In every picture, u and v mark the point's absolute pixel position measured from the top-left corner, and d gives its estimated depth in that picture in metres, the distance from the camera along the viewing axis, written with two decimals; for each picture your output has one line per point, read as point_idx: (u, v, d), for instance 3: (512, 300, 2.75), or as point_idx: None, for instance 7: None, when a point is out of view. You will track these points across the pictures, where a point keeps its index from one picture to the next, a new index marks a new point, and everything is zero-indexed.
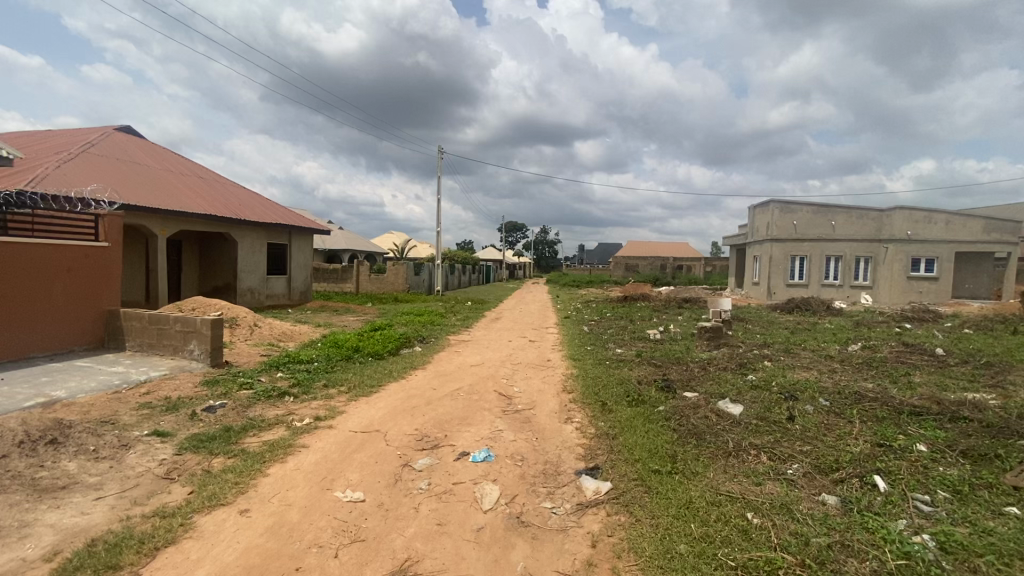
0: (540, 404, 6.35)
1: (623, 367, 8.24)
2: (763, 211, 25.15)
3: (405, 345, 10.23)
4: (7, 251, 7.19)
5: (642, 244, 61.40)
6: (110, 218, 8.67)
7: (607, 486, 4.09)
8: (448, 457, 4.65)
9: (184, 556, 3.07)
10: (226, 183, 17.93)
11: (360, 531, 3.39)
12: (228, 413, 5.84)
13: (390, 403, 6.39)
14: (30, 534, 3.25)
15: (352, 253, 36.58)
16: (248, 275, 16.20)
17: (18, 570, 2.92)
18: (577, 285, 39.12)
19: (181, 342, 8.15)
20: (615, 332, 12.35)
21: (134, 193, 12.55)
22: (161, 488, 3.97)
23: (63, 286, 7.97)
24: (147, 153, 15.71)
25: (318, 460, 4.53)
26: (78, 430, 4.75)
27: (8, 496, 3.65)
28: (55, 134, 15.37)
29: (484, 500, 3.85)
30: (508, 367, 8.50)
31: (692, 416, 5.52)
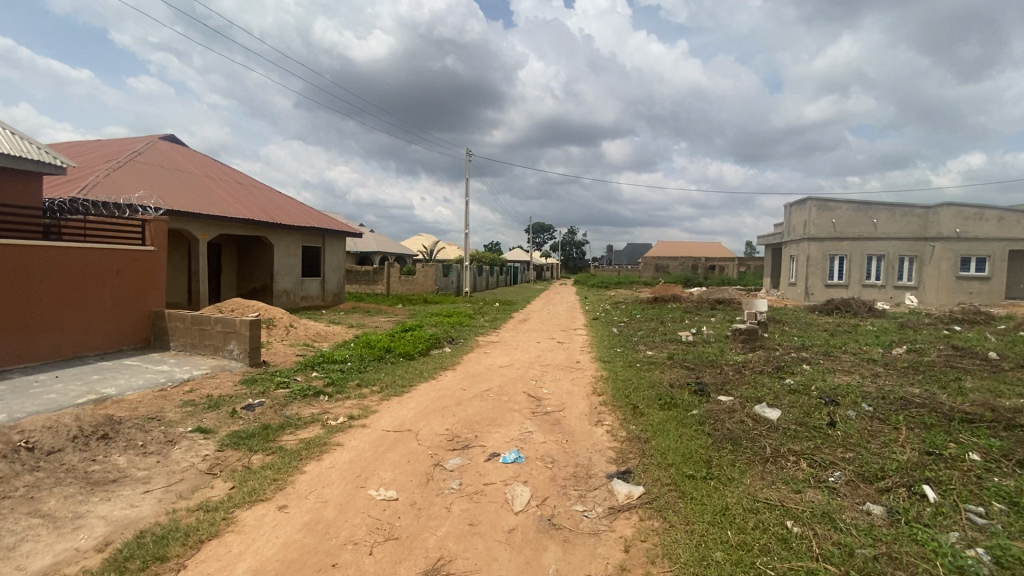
0: (570, 406, 6.32)
1: (654, 369, 8.12)
2: (800, 210, 24.37)
3: (435, 346, 10.34)
4: (63, 255, 7.64)
5: (672, 244, 60.38)
6: (155, 224, 9.11)
7: (640, 490, 4.03)
8: (479, 457, 4.67)
9: (227, 549, 3.18)
10: (263, 188, 18.53)
11: (393, 529, 3.43)
12: (266, 411, 6.02)
13: (421, 402, 6.47)
14: (84, 525, 3.42)
15: (382, 256, 37.29)
16: (284, 277, 16.68)
17: (73, 559, 3.08)
18: (605, 286, 38.84)
19: (222, 342, 8.45)
20: (646, 334, 12.18)
21: (177, 198, 13.08)
22: (204, 483, 4.12)
23: (113, 288, 8.40)
24: (190, 161, 16.38)
25: (353, 459, 4.62)
26: (127, 426, 4.98)
27: (64, 488, 3.85)
28: (105, 143, 16.20)
29: (515, 501, 3.84)
30: (537, 369, 8.49)
31: (727, 421, 5.38)
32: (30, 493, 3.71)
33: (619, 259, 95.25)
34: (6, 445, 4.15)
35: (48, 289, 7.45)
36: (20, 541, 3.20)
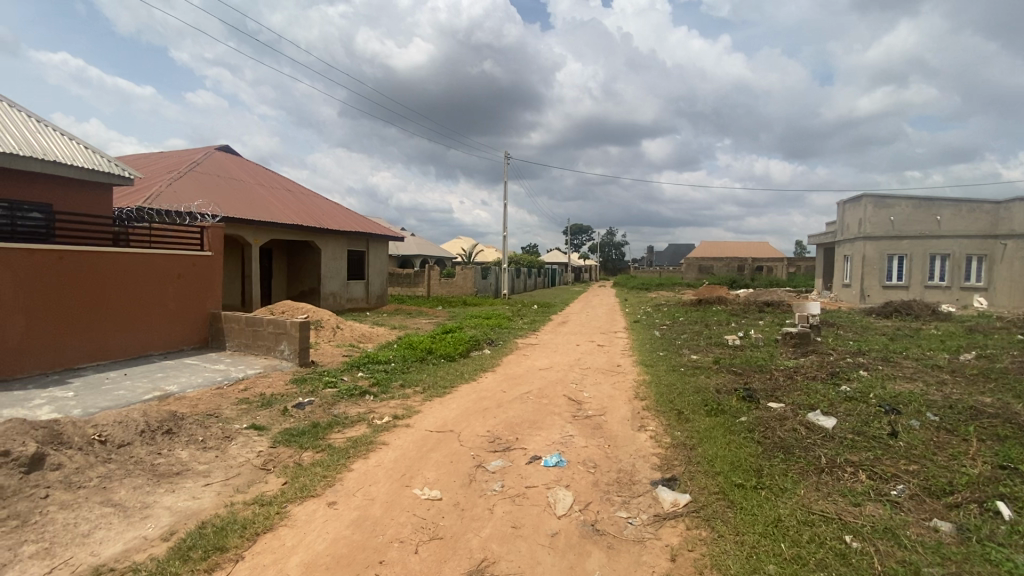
0: (612, 410, 6.23)
1: (699, 374, 7.89)
2: (854, 207, 23.11)
3: (475, 348, 10.42)
4: (131, 260, 8.17)
5: (716, 245, 58.65)
6: (213, 231, 9.61)
7: (686, 498, 3.92)
8: (520, 459, 4.68)
9: (280, 542, 3.31)
10: (310, 194, 19.26)
11: (438, 529, 3.47)
12: (315, 409, 6.24)
13: (462, 404, 6.53)
14: (151, 515, 3.64)
15: (423, 259, 38.05)
16: (331, 280, 17.25)
17: (142, 547, 3.28)
18: (646, 288, 38.15)
19: (274, 342, 8.81)
20: (689, 337, 11.86)
21: (232, 206, 13.77)
22: (258, 478, 4.30)
23: (175, 292, 8.92)
24: (244, 170, 17.22)
25: (398, 458, 4.72)
26: (188, 422, 5.27)
27: (133, 479, 4.12)
28: (167, 155, 17.23)
29: (557, 505, 3.82)
30: (577, 372, 8.41)
31: (778, 428, 5.17)
32: (103, 484, 3.98)
33: (660, 260, 93.37)
34: (82, 438, 4.47)
35: (117, 292, 7.99)
36: (94, 529, 3.44)
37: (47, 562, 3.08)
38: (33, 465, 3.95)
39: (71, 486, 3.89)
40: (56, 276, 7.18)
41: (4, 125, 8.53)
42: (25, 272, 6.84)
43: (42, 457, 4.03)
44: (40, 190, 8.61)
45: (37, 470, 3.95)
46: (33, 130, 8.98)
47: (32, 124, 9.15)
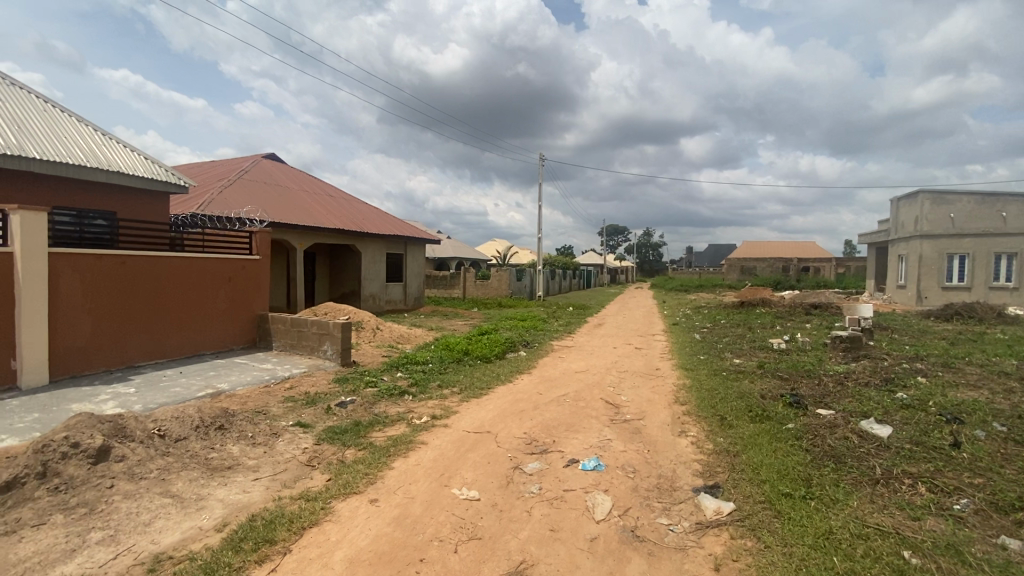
0: (651, 415, 6.11)
1: (743, 378, 7.64)
2: (909, 204, 21.96)
3: (511, 350, 10.45)
4: (187, 264, 8.63)
5: (758, 245, 56.77)
6: (260, 236, 10.11)
7: (730, 506, 3.80)
8: (558, 462, 4.65)
9: (325, 537, 3.41)
10: (351, 199, 19.82)
11: (476, 529, 3.50)
12: (357, 408, 6.40)
13: (499, 405, 6.56)
14: (205, 507, 3.83)
15: (459, 261, 38.55)
16: (370, 282, 17.68)
17: (198, 536, 3.45)
18: (685, 290, 37.31)
19: (317, 343, 9.10)
20: (732, 340, 11.50)
21: (278, 211, 14.33)
22: (304, 473, 4.45)
23: (226, 294, 9.36)
24: (288, 177, 17.90)
25: (436, 457, 4.79)
26: (239, 418, 5.52)
27: (189, 472, 4.34)
28: (218, 164, 18.10)
29: (596, 510, 3.78)
30: (614, 375, 8.31)
31: (828, 436, 4.95)
32: (162, 476, 4.21)
33: (700, 262, 90.98)
34: (143, 432, 4.74)
35: (173, 295, 8.46)
36: (155, 518, 3.64)
37: (113, 548, 3.28)
38: (100, 456, 4.20)
39: (133, 477, 4.13)
40: (119, 279, 7.65)
41: (73, 139, 9.16)
42: (92, 276, 7.31)
43: (108, 449, 4.28)
44: (106, 200, 9.20)
45: (103, 461, 4.20)
46: (99, 142, 9.60)
47: (98, 137, 9.79)
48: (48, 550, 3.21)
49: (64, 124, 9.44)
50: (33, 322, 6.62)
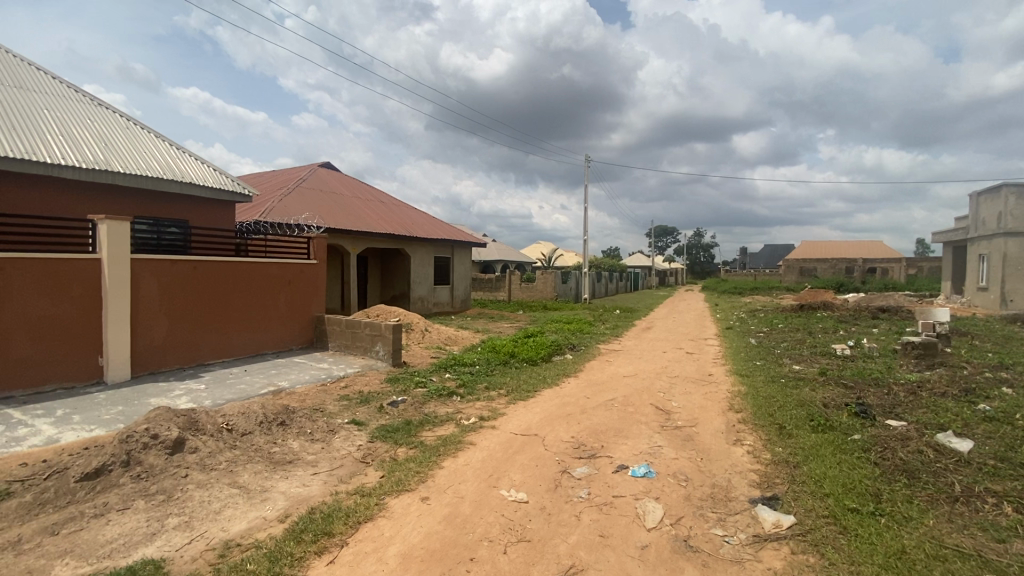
0: (703, 422, 5.91)
1: (802, 386, 7.26)
2: (991, 199, 20.24)
3: (558, 353, 10.40)
4: (251, 269, 9.15)
5: (818, 245, 53.88)
6: (317, 241, 10.58)
7: (791, 520, 3.62)
8: (607, 468, 4.59)
9: (380, 532, 3.52)
10: (401, 205, 20.39)
11: (525, 531, 3.51)
12: (407, 408, 6.57)
13: (546, 408, 6.55)
14: (269, 498, 4.04)
15: (504, 264, 38.82)
16: (419, 285, 18.11)
17: (262, 526, 3.65)
18: (739, 293, 35.90)
19: (370, 344, 9.42)
20: (790, 346, 10.96)
21: (333, 217, 14.93)
22: (359, 470, 4.62)
23: (286, 296, 9.85)
24: (343, 184, 18.65)
25: (485, 458, 4.84)
26: (298, 415, 5.79)
27: (254, 465, 4.60)
28: (278, 173, 19.06)
29: (647, 517, 3.70)
30: (663, 380, 8.11)
31: (900, 449, 4.63)
32: (230, 467, 4.49)
33: (755, 263, 87.09)
34: (213, 425, 5.06)
35: (238, 297, 8.98)
36: (224, 507, 3.88)
37: (188, 534, 3.52)
38: (176, 447, 4.56)
39: (204, 468, 4.41)
40: (191, 282, 8.21)
41: (152, 153, 9.91)
42: (168, 280, 7.89)
43: (182, 441, 4.63)
44: (179, 209, 9.91)
45: (178, 452, 4.55)
46: (174, 156, 10.34)
47: (173, 151, 10.55)
48: (131, 533, 3.49)
49: (143, 139, 10.24)
50: (117, 323, 7.21)
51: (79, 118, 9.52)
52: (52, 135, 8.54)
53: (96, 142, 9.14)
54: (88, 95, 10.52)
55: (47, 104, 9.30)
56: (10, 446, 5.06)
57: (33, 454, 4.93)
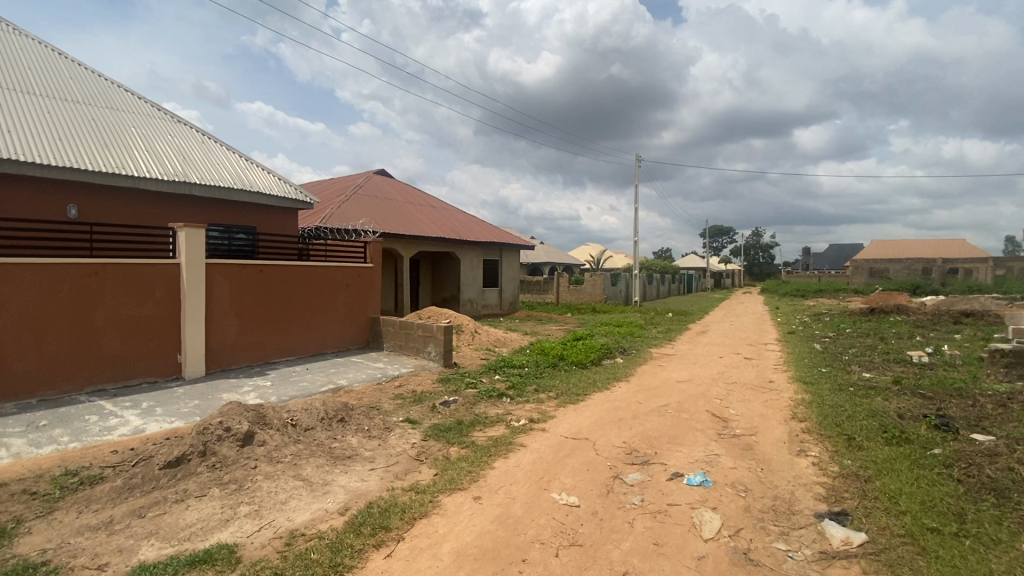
0: (764, 431, 5.66)
1: (874, 395, 6.79)
2: None
3: (608, 357, 10.24)
4: (311, 272, 9.61)
5: (890, 245, 50.22)
6: (373, 245, 10.97)
7: (861, 537, 3.40)
8: (660, 475, 4.48)
9: (434, 529, 3.61)
10: (451, 209, 20.78)
11: (578, 535, 3.49)
12: (459, 408, 6.69)
13: (597, 412, 6.49)
14: (330, 491, 4.24)
15: (552, 266, 38.77)
16: (468, 288, 18.39)
17: (323, 518, 3.83)
18: (803, 295, 34.01)
19: (422, 344, 9.66)
20: (859, 352, 10.28)
21: (387, 222, 15.43)
22: (413, 467, 4.76)
23: (344, 298, 10.27)
24: (397, 190, 19.24)
25: (536, 460, 4.85)
26: (357, 412, 6.03)
27: (317, 459, 4.83)
28: (336, 180, 19.88)
29: (703, 527, 3.59)
30: (721, 386, 7.81)
31: (988, 465, 4.25)
32: (294, 460, 4.74)
33: (820, 263, 82.23)
34: (279, 420, 5.37)
35: (301, 299, 9.46)
36: (290, 498, 4.10)
37: (257, 522, 3.75)
38: (246, 440, 4.86)
39: (272, 460, 4.68)
40: (258, 285, 8.73)
41: (224, 165, 10.61)
42: (238, 283, 8.43)
43: (252, 434, 4.94)
44: (248, 216, 10.56)
45: (248, 445, 4.85)
46: (243, 167, 11.03)
47: (242, 162, 11.27)
48: (207, 519, 3.76)
49: (216, 152, 10.99)
50: (194, 323, 7.79)
51: (161, 135, 10.33)
52: (138, 151, 9.33)
53: (175, 155, 9.89)
54: (169, 113, 11.42)
55: (134, 122, 10.16)
56: (104, 434, 5.57)
57: (123, 442, 5.41)
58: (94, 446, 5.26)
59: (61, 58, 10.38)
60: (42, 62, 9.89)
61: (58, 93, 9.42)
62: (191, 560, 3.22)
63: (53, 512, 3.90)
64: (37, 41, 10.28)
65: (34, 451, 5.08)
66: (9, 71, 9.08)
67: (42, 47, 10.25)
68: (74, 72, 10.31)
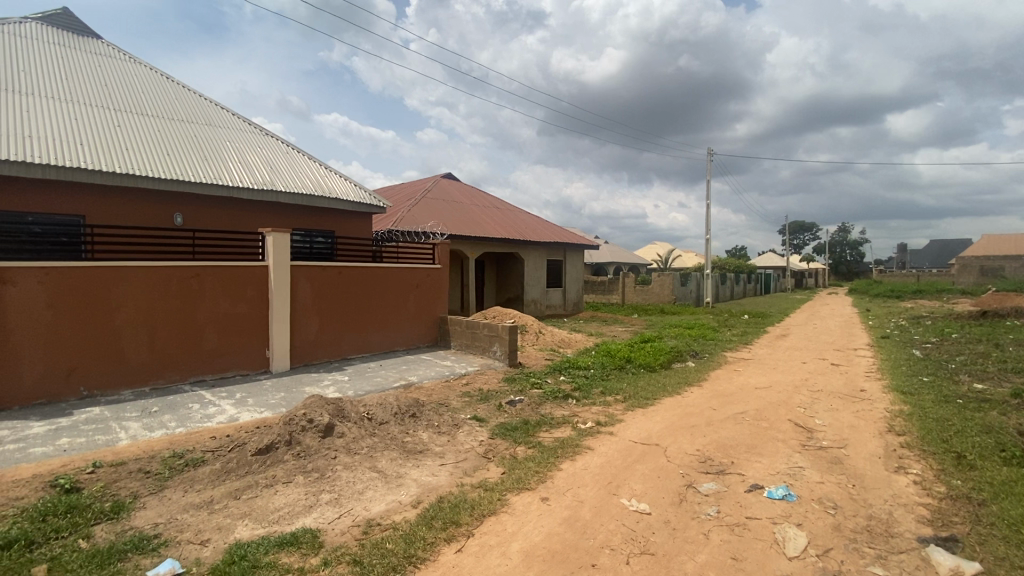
0: (855, 444, 5.21)
1: (988, 409, 6.04)
2: None
3: (678, 360, 9.88)
4: (384, 273, 10.03)
5: (1006, 240, 44.65)
6: (441, 246, 11.29)
7: (975, 566, 3.04)
8: (738, 486, 4.24)
9: (502, 527, 3.64)
10: (516, 210, 20.93)
11: (649, 544, 3.39)
12: (525, 408, 6.72)
13: (667, 417, 6.27)
14: (403, 484, 4.40)
15: (617, 266, 38.15)
16: (532, 288, 18.47)
17: (398, 509, 3.98)
18: (899, 296, 31.05)
19: (488, 343, 9.82)
20: (969, 360, 9.18)
21: (454, 225, 15.80)
22: (482, 464, 4.83)
23: (414, 298, 10.64)
24: (463, 193, 19.67)
25: (604, 464, 4.77)
26: (427, 408, 6.22)
27: (390, 452, 5.05)
28: (407, 185, 20.63)
29: (787, 545, 3.36)
30: (804, 394, 7.29)
31: None
32: (370, 452, 4.97)
33: (919, 262, 74.75)
34: (357, 414, 5.66)
35: (375, 298, 9.91)
36: (366, 488, 4.31)
37: (338, 509, 3.96)
38: (327, 432, 5.17)
39: (350, 451, 4.94)
40: (337, 286, 9.25)
41: (306, 174, 11.35)
42: (319, 283, 8.96)
43: (332, 426, 5.25)
44: (327, 220, 11.21)
45: (328, 436, 5.16)
46: (323, 174, 11.73)
47: (322, 170, 11.99)
48: (294, 504, 4.03)
49: (299, 162, 11.77)
50: (280, 321, 8.39)
51: (252, 147, 11.22)
52: (231, 162, 10.18)
53: (263, 166, 10.70)
54: (259, 126, 12.38)
55: (228, 137, 11.11)
56: (205, 421, 6.13)
57: (220, 429, 5.92)
58: (197, 431, 5.81)
59: (170, 83, 11.59)
60: (153, 86, 11.09)
61: (167, 113, 10.51)
62: (280, 542, 3.46)
63: (163, 489, 4.34)
64: (151, 68, 11.55)
65: (148, 434, 5.68)
66: (127, 96, 10.25)
67: (154, 73, 11.50)
68: (180, 94, 11.47)
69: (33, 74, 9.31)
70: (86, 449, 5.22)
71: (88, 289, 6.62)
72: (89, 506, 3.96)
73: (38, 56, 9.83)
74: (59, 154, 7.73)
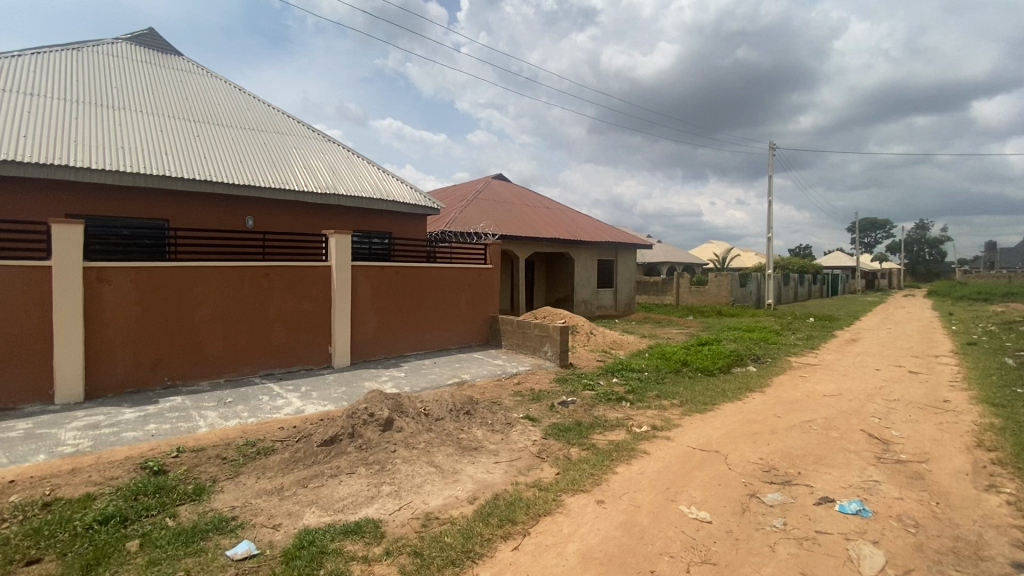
0: (939, 459, 4.83)
1: None
2: None
3: (738, 364, 9.49)
4: (437, 273, 10.27)
5: None
6: (493, 247, 11.43)
7: None
8: (806, 499, 4.04)
9: (558, 527, 3.65)
10: (566, 210, 20.83)
11: (710, 553, 3.30)
12: (577, 409, 6.70)
13: (727, 424, 6.05)
14: (459, 479, 4.50)
15: (670, 266, 37.18)
16: (583, 288, 18.34)
17: (454, 504, 4.08)
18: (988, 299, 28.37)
19: (539, 344, 9.83)
20: None
21: (505, 225, 15.94)
22: (536, 464, 4.86)
23: (466, 297, 10.82)
24: (513, 193, 19.79)
25: (661, 469, 4.67)
26: (481, 407, 6.31)
27: (446, 447, 5.17)
28: (459, 186, 20.98)
29: (862, 563, 3.17)
30: (879, 403, 6.83)
31: None
32: (427, 447, 5.12)
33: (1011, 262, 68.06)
34: (414, 409, 5.84)
35: (429, 297, 10.16)
36: (424, 482, 4.44)
37: (398, 501, 4.11)
38: (387, 425, 5.38)
39: (408, 446, 5.10)
40: (394, 286, 9.56)
41: (365, 177, 11.79)
42: (377, 283, 9.29)
43: (391, 421, 5.44)
44: (383, 222, 11.60)
45: (388, 430, 5.36)
46: (380, 177, 12.16)
47: (380, 173, 12.43)
48: (357, 494, 4.22)
49: (359, 166, 12.26)
50: (341, 318, 8.78)
51: (315, 153, 11.80)
52: (297, 167, 10.76)
53: (326, 170, 11.22)
54: (322, 133, 12.98)
55: (294, 143, 11.72)
56: (274, 412, 6.52)
57: (288, 420, 6.28)
58: (266, 422, 6.18)
59: (242, 94, 12.38)
60: (227, 98, 11.88)
61: (239, 123, 11.24)
62: (345, 530, 3.63)
63: (239, 475, 4.66)
64: (225, 81, 12.39)
65: (223, 423, 6.10)
66: (205, 108, 11.04)
67: (229, 86, 12.32)
68: (251, 105, 12.23)
69: (125, 92, 10.22)
70: (171, 434, 5.67)
71: (172, 287, 7.20)
72: (174, 488, 4.31)
73: (130, 74, 10.78)
74: (147, 164, 8.45)
